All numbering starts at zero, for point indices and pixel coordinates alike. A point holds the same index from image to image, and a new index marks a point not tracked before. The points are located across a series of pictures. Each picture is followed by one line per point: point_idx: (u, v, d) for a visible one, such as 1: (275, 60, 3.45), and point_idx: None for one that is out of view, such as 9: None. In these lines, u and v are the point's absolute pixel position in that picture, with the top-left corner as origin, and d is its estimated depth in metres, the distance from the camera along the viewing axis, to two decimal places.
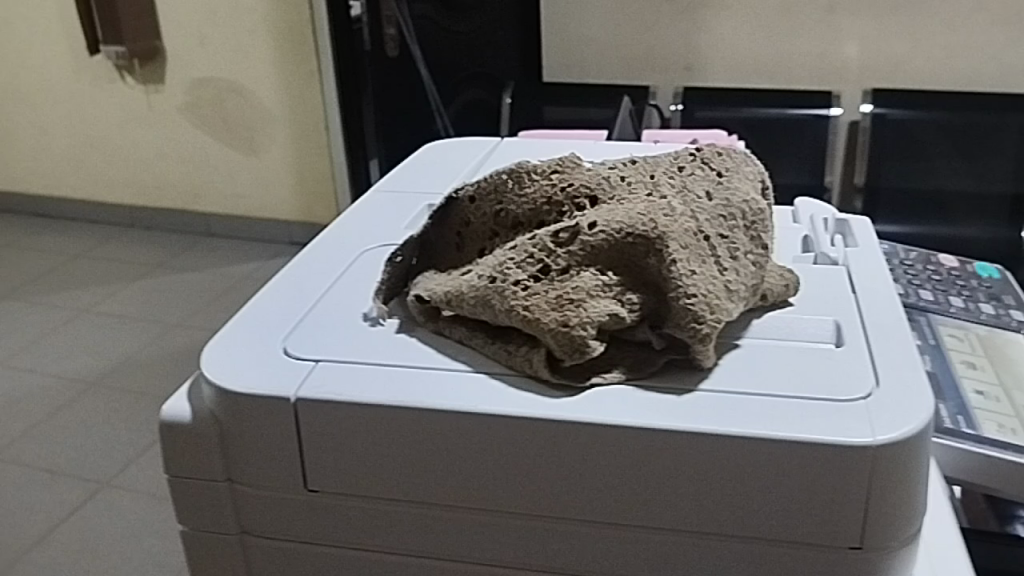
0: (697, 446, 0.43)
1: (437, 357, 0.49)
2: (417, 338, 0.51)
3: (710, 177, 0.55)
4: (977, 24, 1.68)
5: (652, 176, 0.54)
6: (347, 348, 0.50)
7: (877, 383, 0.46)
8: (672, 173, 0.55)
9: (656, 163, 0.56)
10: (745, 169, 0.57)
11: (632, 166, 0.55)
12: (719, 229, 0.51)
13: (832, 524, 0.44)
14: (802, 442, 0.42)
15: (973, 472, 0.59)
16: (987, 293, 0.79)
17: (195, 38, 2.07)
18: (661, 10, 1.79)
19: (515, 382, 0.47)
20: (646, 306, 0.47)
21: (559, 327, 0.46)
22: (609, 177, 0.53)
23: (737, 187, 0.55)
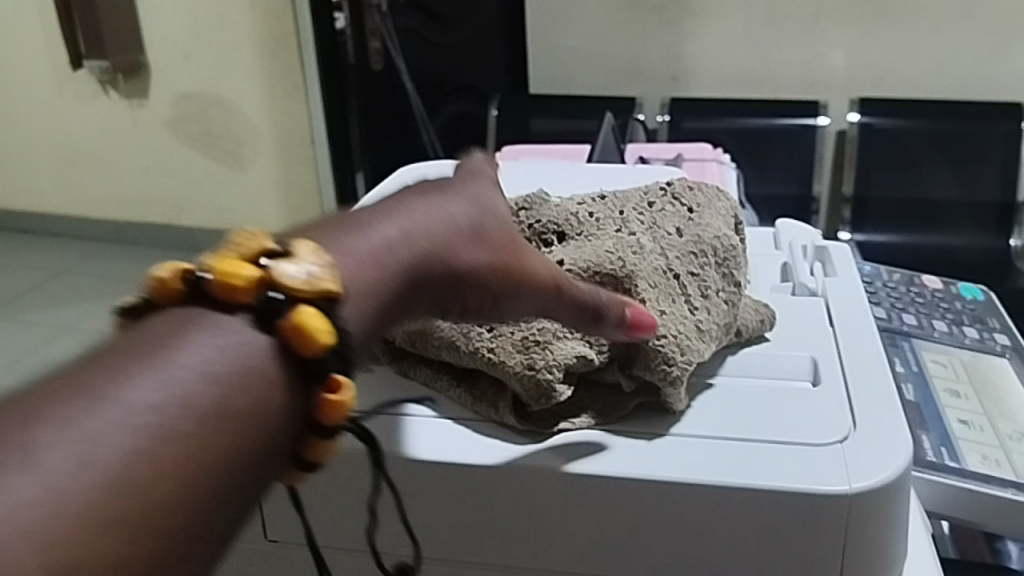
0: (681, 493, 0.45)
1: (412, 403, 0.51)
2: (393, 380, 0.52)
3: (681, 213, 0.56)
4: (963, 32, 1.68)
5: (625, 213, 0.55)
6: None
7: (853, 425, 0.48)
8: (644, 210, 0.56)
9: (626, 199, 0.57)
10: (718, 201, 0.58)
11: (604, 202, 0.56)
12: (689, 268, 0.52)
13: (812, 564, 0.45)
14: (787, 492, 0.44)
15: (958, 506, 0.58)
16: (971, 316, 0.77)
17: (179, 52, 1.96)
18: (647, 20, 1.78)
19: (488, 430, 0.48)
20: (614, 348, 0.48)
21: (525, 370, 0.46)
22: (580, 215, 0.54)
23: (709, 221, 0.56)
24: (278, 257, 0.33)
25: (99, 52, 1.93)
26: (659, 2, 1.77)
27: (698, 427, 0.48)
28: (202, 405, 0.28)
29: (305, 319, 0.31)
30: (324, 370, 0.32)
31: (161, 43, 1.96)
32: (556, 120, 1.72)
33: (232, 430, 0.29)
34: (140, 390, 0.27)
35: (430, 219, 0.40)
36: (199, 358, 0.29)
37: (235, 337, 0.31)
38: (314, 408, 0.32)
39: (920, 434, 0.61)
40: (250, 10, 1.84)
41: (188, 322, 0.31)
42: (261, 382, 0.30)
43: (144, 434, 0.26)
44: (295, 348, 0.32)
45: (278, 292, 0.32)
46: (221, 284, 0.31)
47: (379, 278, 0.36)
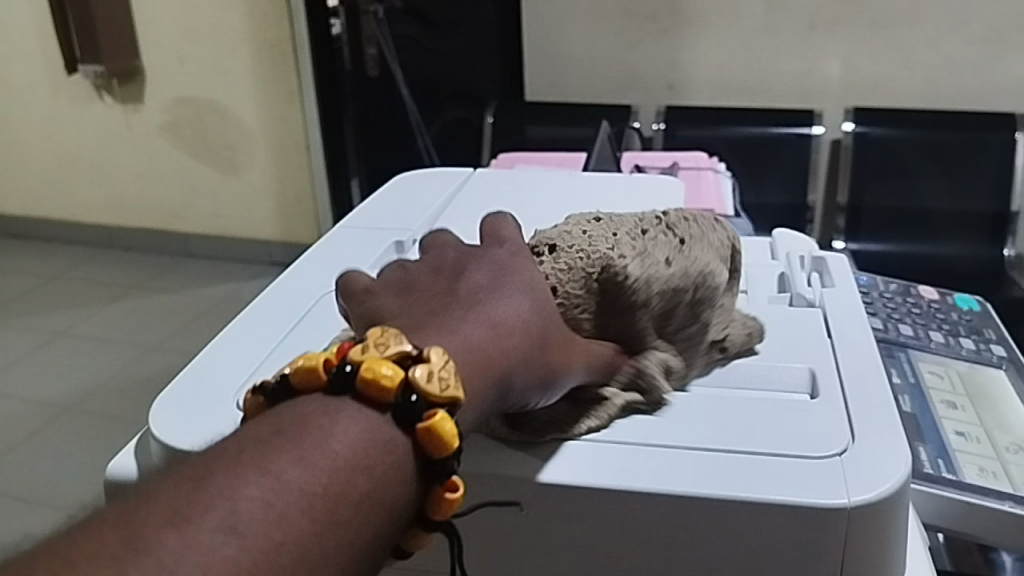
0: (677, 507, 0.45)
1: None
2: None
3: (673, 239, 0.53)
4: (957, 43, 1.69)
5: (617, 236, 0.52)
6: None
7: (852, 438, 0.48)
8: (636, 231, 0.53)
9: (618, 218, 0.54)
10: (707, 232, 0.55)
11: (596, 222, 0.54)
12: (666, 303, 0.51)
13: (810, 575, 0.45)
14: (784, 505, 0.44)
15: (954, 518, 0.58)
16: (967, 327, 0.77)
17: (174, 58, 1.95)
18: (643, 28, 1.78)
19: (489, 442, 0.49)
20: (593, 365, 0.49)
21: None
22: (574, 235, 0.52)
23: (698, 255, 0.53)
24: (415, 360, 0.36)
25: (93, 58, 1.92)
26: (656, 10, 1.77)
27: (697, 440, 0.48)
28: (342, 491, 0.32)
29: (440, 423, 0.35)
30: (443, 473, 0.35)
31: (157, 48, 1.95)
32: (552, 127, 1.72)
33: (363, 512, 0.32)
34: (298, 475, 0.31)
35: (513, 330, 0.43)
36: (336, 447, 0.33)
37: (366, 430, 0.34)
38: (430, 505, 0.35)
39: (918, 446, 0.60)
40: (247, 14, 1.84)
41: (329, 414, 0.34)
42: (390, 472, 0.34)
43: (293, 511, 0.30)
44: (426, 448, 0.35)
45: (417, 395, 0.35)
46: (370, 383, 0.34)
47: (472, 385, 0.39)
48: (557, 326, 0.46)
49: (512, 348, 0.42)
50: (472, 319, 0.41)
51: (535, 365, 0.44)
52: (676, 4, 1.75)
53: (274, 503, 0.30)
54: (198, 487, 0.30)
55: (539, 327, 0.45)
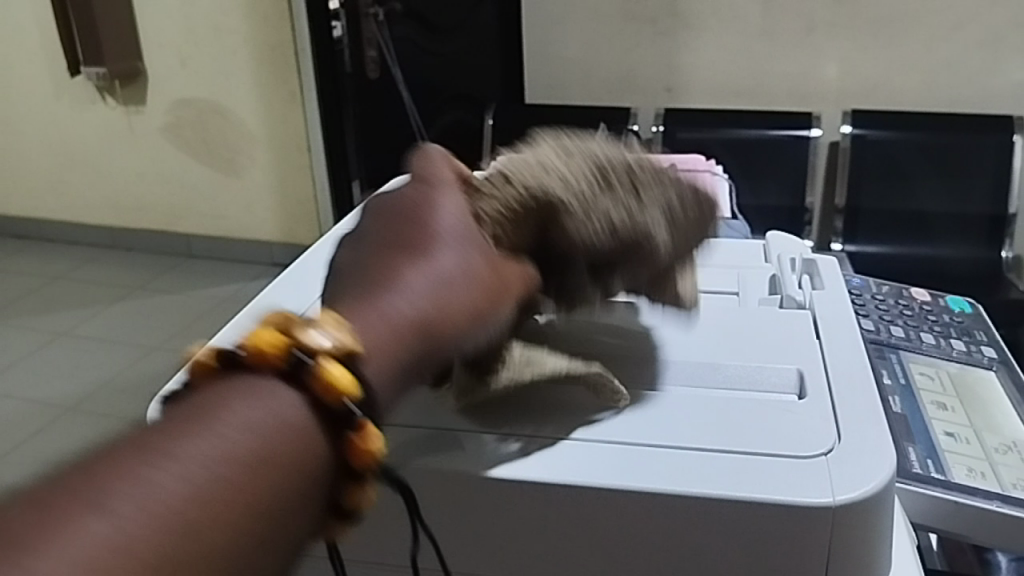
0: (667, 504, 0.46)
1: (402, 414, 0.51)
2: None
3: (646, 201, 0.45)
4: (953, 46, 1.70)
5: (586, 190, 0.45)
6: None
7: (838, 437, 0.49)
8: (610, 187, 0.45)
9: (604, 157, 0.45)
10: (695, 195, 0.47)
11: (578, 160, 0.45)
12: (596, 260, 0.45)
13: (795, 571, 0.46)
14: (767, 503, 0.45)
15: (943, 518, 0.58)
16: (958, 329, 0.78)
17: (177, 61, 1.95)
18: (642, 30, 1.80)
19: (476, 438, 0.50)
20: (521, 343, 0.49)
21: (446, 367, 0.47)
22: (536, 179, 0.45)
23: (667, 224, 0.46)
24: (302, 320, 0.31)
25: (95, 60, 1.93)
26: (655, 14, 1.78)
27: (686, 440, 0.48)
28: (244, 464, 0.27)
29: (332, 372, 0.30)
30: (356, 421, 0.30)
31: (160, 52, 1.95)
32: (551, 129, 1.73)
33: (284, 482, 0.28)
34: (187, 447, 0.26)
35: (444, 285, 0.37)
36: (246, 418, 0.28)
37: (281, 400, 0.29)
38: (348, 466, 0.30)
39: (907, 447, 0.61)
40: (248, 16, 1.85)
41: (244, 387, 0.29)
42: (300, 437, 0.29)
43: (207, 492, 0.25)
44: (324, 399, 0.30)
45: (308, 349, 0.30)
46: (252, 349, 0.30)
47: (384, 376, 0.33)
48: (506, 273, 0.41)
49: (449, 312, 0.36)
50: (400, 288, 0.36)
51: (480, 316, 0.38)
52: (675, 7, 1.76)
53: (187, 482, 0.25)
54: (82, 482, 0.24)
55: (483, 275, 0.39)
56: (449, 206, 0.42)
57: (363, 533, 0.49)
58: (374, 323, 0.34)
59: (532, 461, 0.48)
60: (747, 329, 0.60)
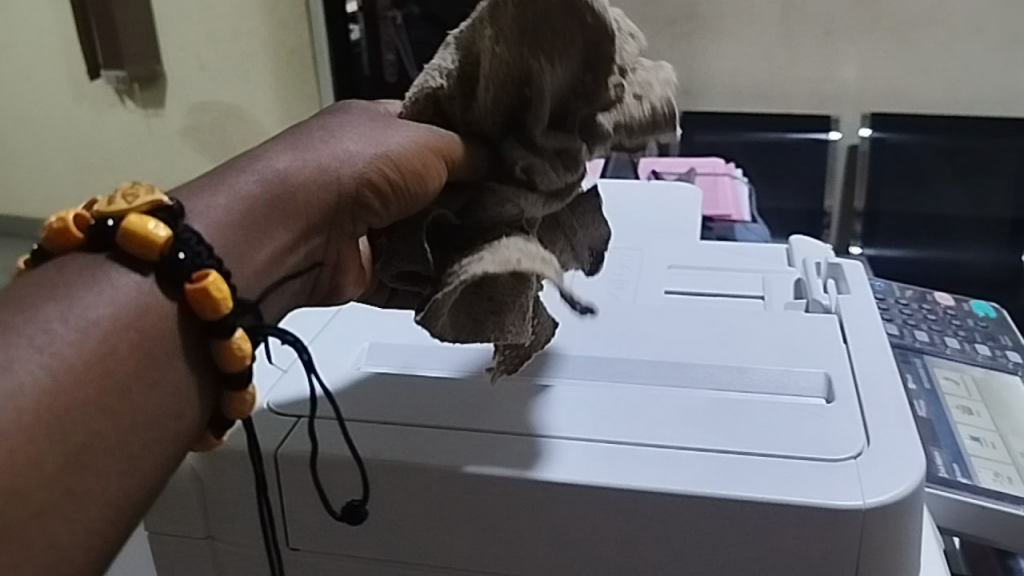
0: (699, 507, 0.46)
1: (441, 418, 0.53)
2: (421, 401, 0.55)
3: (492, 26, 0.46)
4: (974, 48, 1.69)
5: (455, 64, 0.50)
6: (347, 404, 0.55)
7: (866, 442, 0.49)
8: (471, 45, 0.48)
9: (465, 23, 0.50)
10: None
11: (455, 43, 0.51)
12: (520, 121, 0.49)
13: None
14: (797, 507, 0.45)
15: (968, 522, 0.58)
16: (983, 333, 0.78)
17: (194, 62, 1.64)
18: (659, 33, 1.78)
19: (512, 439, 0.51)
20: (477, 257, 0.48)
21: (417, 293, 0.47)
22: (428, 73, 0.52)
23: (517, 27, 0.45)
24: (166, 212, 0.35)
25: None
26: (672, 16, 1.77)
27: (716, 442, 0.49)
28: (103, 368, 0.32)
29: (211, 285, 0.35)
30: (226, 330, 0.36)
31: (175, 48, 1.63)
32: None
33: (127, 407, 0.32)
34: (45, 333, 0.30)
35: (306, 141, 0.43)
36: (86, 314, 0.32)
37: (123, 284, 0.34)
38: (221, 357, 0.36)
39: (933, 451, 0.61)
40: None
41: (91, 268, 0.34)
42: (145, 360, 0.33)
43: (48, 388, 0.30)
44: (200, 312, 0.35)
45: (184, 253, 0.35)
46: (134, 239, 0.34)
47: (232, 199, 0.39)
48: (384, 132, 0.46)
49: (306, 158, 0.42)
50: (273, 142, 0.43)
51: (339, 165, 0.43)
52: (694, 11, 1.76)
53: (20, 383, 0.29)
54: None
55: (354, 136, 0.45)
56: (349, 107, 0.49)
57: (396, 529, 0.52)
58: (233, 165, 0.41)
59: (561, 463, 0.49)
60: (772, 331, 0.61)
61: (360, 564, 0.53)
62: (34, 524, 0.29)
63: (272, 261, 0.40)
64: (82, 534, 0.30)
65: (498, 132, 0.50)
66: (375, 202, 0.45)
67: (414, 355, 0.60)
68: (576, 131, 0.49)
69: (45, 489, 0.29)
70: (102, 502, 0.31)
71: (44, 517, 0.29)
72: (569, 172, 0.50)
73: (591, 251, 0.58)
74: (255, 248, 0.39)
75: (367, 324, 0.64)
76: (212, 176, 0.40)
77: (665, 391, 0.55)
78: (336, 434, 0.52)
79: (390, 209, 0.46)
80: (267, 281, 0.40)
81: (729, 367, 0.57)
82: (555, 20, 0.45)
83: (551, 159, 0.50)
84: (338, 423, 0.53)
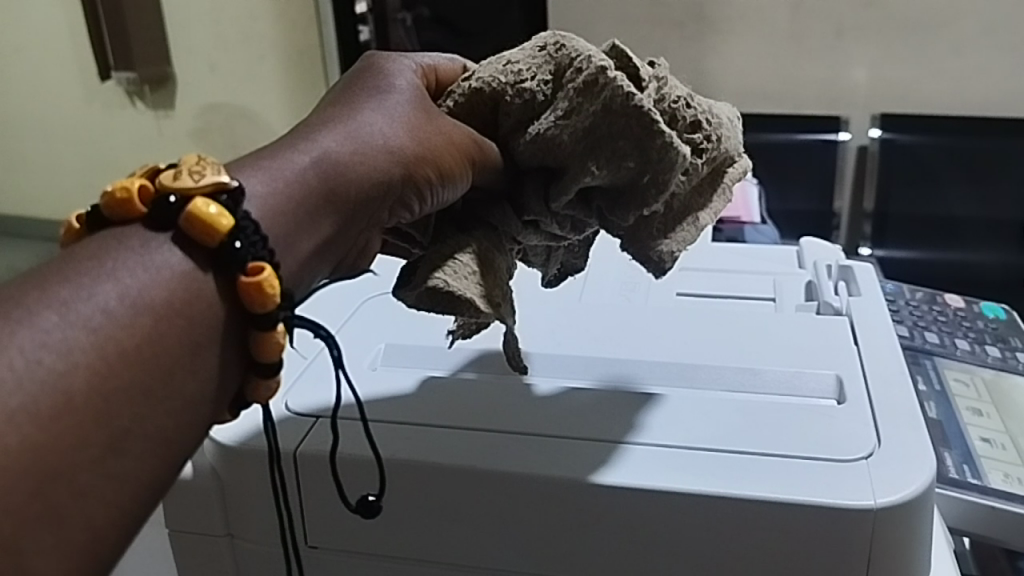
0: (711, 507, 0.47)
1: (458, 419, 0.54)
2: (438, 401, 0.56)
3: (576, 96, 0.50)
4: (984, 49, 1.69)
5: (529, 73, 0.52)
6: (366, 406, 0.56)
7: (877, 443, 0.50)
8: (556, 76, 0.51)
9: (562, 49, 0.52)
10: (634, 96, 0.48)
11: (542, 50, 0.53)
12: (545, 166, 0.53)
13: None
14: (807, 506, 0.46)
15: (977, 522, 0.59)
16: (992, 335, 0.78)
17: (203, 64, 1.61)
18: (669, 35, 1.79)
19: (527, 438, 0.52)
20: (483, 263, 0.52)
21: (442, 253, 0.51)
22: (503, 63, 0.54)
23: (589, 122, 0.49)
24: (226, 196, 0.37)
25: None
26: (681, 18, 1.77)
27: (729, 442, 0.50)
28: (145, 349, 0.33)
29: (264, 280, 0.36)
30: (269, 324, 0.37)
31: (184, 47, 1.60)
32: None
33: (170, 392, 0.33)
34: (90, 309, 0.32)
35: (369, 133, 0.46)
36: (138, 293, 0.33)
37: (172, 262, 0.35)
38: (256, 346, 0.37)
39: (943, 452, 0.61)
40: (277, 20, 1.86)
41: (143, 248, 0.35)
42: (190, 346, 0.35)
43: (99, 369, 0.31)
44: (248, 304, 0.36)
45: (241, 243, 0.36)
46: (198, 223, 0.36)
47: (291, 187, 0.41)
48: (435, 132, 0.49)
49: (369, 154, 0.45)
50: (324, 127, 0.45)
51: (398, 164, 0.46)
52: (704, 12, 1.76)
53: (72, 361, 0.30)
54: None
55: (409, 133, 0.47)
56: (400, 80, 0.51)
57: (412, 526, 0.52)
58: (298, 143, 0.43)
59: (577, 464, 0.50)
60: (780, 333, 0.61)
61: (377, 561, 0.54)
62: (73, 501, 0.30)
63: (316, 254, 0.42)
64: (116, 515, 0.31)
65: (530, 168, 0.54)
66: (412, 202, 0.48)
67: (408, 349, 0.62)
68: (592, 211, 0.55)
69: (88, 468, 0.30)
70: (136, 481, 0.32)
71: (83, 497, 0.30)
72: (568, 228, 0.57)
73: (560, 264, 0.63)
74: (303, 241, 0.41)
75: (377, 321, 0.65)
76: (277, 153, 0.42)
77: (678, 393, 0.56)
78: (361, 440, 0.53)
79: (421, 208, 0.49)
80: (306, 275, 0.42)
81: (741, 368, 0.57)
82: (625, 142, 0.49)
83: (556, 216, 0.55)
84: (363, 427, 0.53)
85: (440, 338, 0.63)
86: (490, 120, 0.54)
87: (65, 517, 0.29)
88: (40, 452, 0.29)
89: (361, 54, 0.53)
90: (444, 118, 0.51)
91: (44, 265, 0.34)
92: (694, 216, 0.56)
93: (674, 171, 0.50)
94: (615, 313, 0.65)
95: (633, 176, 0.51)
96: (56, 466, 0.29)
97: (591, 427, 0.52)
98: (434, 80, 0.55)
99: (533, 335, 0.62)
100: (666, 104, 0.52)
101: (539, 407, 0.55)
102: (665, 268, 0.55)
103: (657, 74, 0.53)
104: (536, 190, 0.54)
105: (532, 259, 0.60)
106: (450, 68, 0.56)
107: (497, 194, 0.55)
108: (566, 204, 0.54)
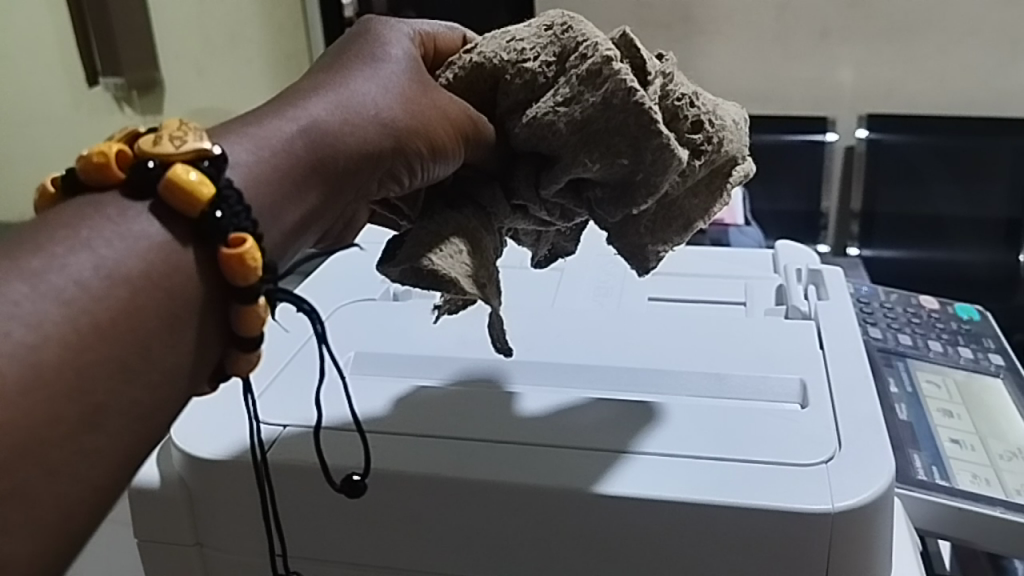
0: (674, 516, 0.48)
1: (430, 424, 0.54)
2: (404, 409, 0.56)
3: (577, 84, 0.50)
4: (969, 50, 1.70)
5: (532, 53, 0.52)
6: (335, 415, 0.56)
7: (838, 446, 0.51)
8: (562, 61, 0.52)
9: (568, 31, 0.52)
10: (635, 93, 0.48)
11: (548, 30, 0.53)
12: (537, 152, 0.53)
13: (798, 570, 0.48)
14: (766, 510, 0.47)
15: (947, 525, 0.59)
16: (964, 336, 0.79)
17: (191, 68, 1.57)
18: (655, 36, 1.79)
19: (508, 437, 0.53)
20: (471, 247, 0.52)
21: (434, 237, 0.51)
22: (506, 40, 0.54)
23: (587, 115, 0.50)
24: (208, 162, 0.37)
25: None
26: (667, 20, 1.77)
27: (714, 449, 0.51)
28: (121, 334, 0.33)
29: (246, 251, 0.36)
30: (252, 298, 0.37)
31: None
32: None
33: (145, 377, 0.34)
34: (65, 282, 0.32)
35: (361, 101, 0.46)
36: (115, 263, 0.34)
37: (150, 232, 0.35)
38: (240, 320, 0.37)
39: (912, 454, 0.62)
40: None
41: (120, 215, 0.35)
42: (169, 319, 0.35)
43: (71, 342, 0.31)
44: (229, 276, 0.36)
45: (223, 212, 0.36)
46: (179, 194, 0.36)
47: (277, 157, 0.41)
48: (429, 105, 0.49)
49: (360, 123, 0.45)
50: (316, 94, 0.45)
51: (389, 136, 0.46)
52: (691, 13, 1.76)
53: (43, 335, 0.31)
54: None
55: (403, 105, 0.47)
56: (396, 48, 0.51)
57: (383, 529, 0.52)
58: (287, 109, 0.43)
59: (563, 472, 0.50)
60: (762, 337, 0.62)
61: (344, 568, 0.54)
62: (44, 480, 0.30)
63: (300, 225, 0.42)
64: (87, 491, 0.32)
65: (522, 154, 0.54)
66: (403, 175, 0.49)
67: (380, 354, 0.62)
68: (582, 203, 0.55)
69: (57, 446, 0.31)
70: (102, 465, 0.32)
71: (52, 477, 0.31)
72: (557, 215, 0.57)
73: (550, 246, 0.63)
74: (288, 211, 0.41)
75: (354, 327, 0.66)
76: (266, 118, 0.43)
77: (667, 401, 0.56)
78: (352, 451, 0.53)
79: (411, 182, 0.50)
80: (290, 247, 0.42)
81: (708, 373, 0.58)
82: (620, 138, 0.50)
83: (545, 204, 0.56)
84: (357, 436, 0.53)
85: (411, 346, 0.63)
86: (487, 97, 0.55)
87: (34, 497, 0.30)
88: (4, 432, 0.29)
89: (358, 19, 0.53)
90: (440, 91, 0.51)
91: (18, 233, 0.35)
92: (687, 220, 0.57)
93: (667, 173, 0.51)
94: (593, 319, 0.65)
95: (627, 172, 0.51)
96: (23, 445, 0.30)
97: (580, 434, 0.53)
98: (432, 50, 0.56)
99: (517, 339, 0.63)
100: (669, 101, 0.53)
101: (525, 419, 0.54)
102: (649, 266, 0.57)
103: (663, 69, 0.53)
104: (526, 176, 0.54)
105: (522, 237, 0.61)
106: (450, 37, 0.56)
107: (489, 173, 0.56)
108: (556, 191, 0.54)
